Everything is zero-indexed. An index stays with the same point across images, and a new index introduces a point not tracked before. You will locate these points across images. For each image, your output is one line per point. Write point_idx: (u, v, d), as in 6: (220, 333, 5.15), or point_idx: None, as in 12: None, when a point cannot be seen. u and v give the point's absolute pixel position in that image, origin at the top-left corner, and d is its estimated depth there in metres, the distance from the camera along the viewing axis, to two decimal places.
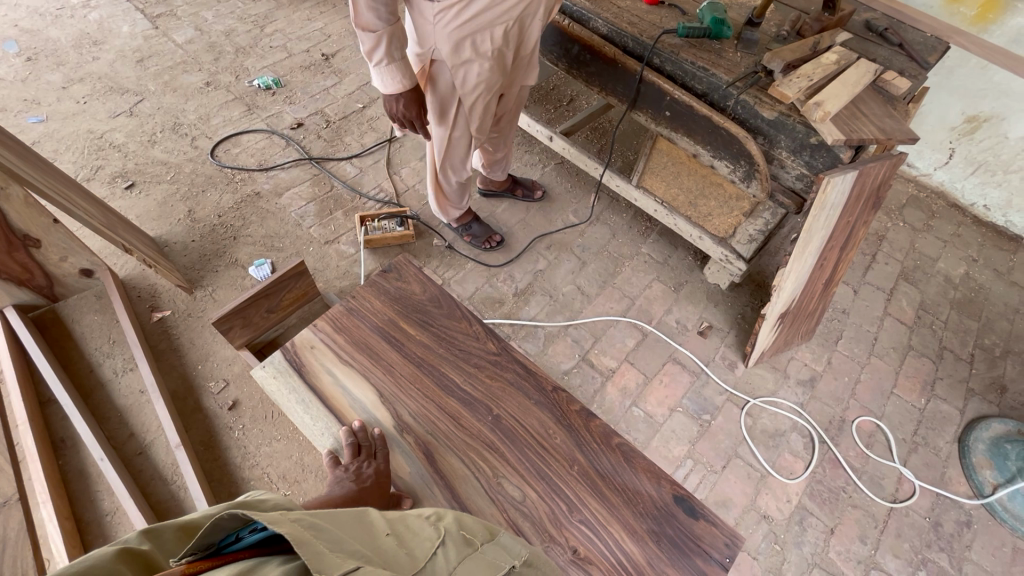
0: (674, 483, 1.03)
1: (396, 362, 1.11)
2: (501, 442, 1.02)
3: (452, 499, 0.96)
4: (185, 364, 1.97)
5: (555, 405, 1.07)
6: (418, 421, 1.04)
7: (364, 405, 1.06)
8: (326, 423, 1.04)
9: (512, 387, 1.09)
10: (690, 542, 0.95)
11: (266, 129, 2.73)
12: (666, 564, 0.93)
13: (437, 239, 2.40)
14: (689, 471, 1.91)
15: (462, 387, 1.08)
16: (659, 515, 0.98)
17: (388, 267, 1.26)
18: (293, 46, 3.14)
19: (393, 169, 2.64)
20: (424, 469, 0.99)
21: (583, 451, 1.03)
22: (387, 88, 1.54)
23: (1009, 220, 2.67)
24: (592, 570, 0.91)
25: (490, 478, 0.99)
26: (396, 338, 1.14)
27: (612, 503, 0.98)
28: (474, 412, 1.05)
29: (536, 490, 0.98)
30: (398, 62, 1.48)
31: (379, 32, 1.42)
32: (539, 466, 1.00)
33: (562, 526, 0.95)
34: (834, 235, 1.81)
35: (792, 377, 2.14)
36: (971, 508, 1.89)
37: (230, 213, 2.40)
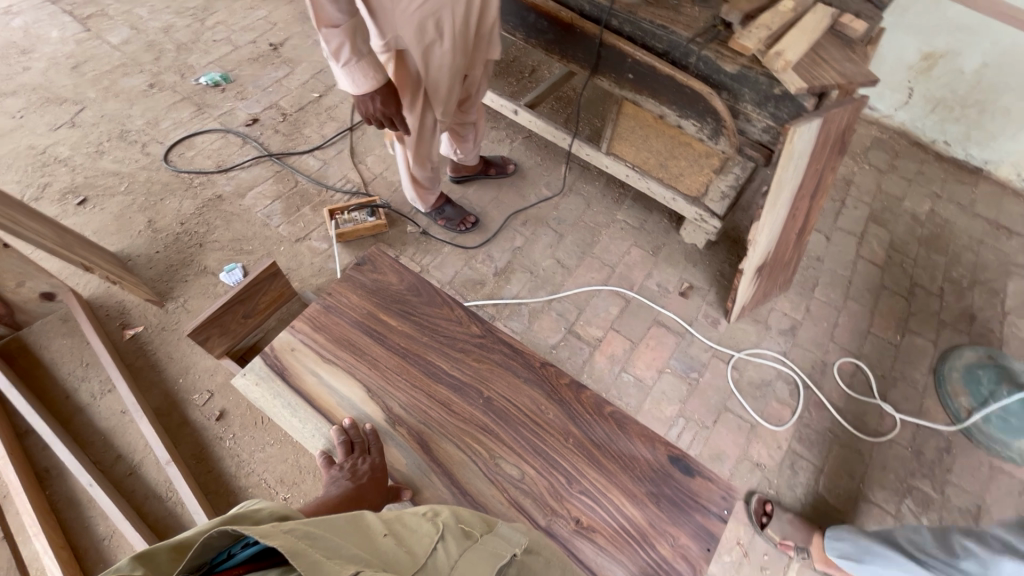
0: (668, 442, 1.01)
1: (380, 356, 1.07)
2: (495, 425, 1.00)
3: (453, 484, 0.95)
4: (165, 379, 1.92)
5: (546, 382, 1.05)
6: (405, 412, 1.02)
7: (351, 402, 1.03)
8: (313, 424, 1.01)
9: (500, 366, 1.06)
10: (686, 498, 0.95)
11: (220, 128, 2.62)
12: (669, 523, 0.93)
13: (410, 226, 2.35)
14: (682, 430, 1.95)
15: (448, 373, 1.06)
16: (657, 476, 0.98)
17: (361, 260, 1.20)
18: (237, 37, 3.00)
19: (357, 157, 2.57)
20: (420, 457, 0.98)
21: (580, 422, 1.02)
22: (359, 88, 1.48)
23: (969, 153, 2.73)
24: (595, 538, 0.91)
25: (486, 460, 0.97)
26: (378, 331, 1.10)
27: (610, 470, 0.97)
28: (465, 397, 1.03)
29: (533, 466, 0.97)
30: (366, 57, 1.42)
31: (342, 28, 1.35)
32: (535, 441, 0.99)
33: (562, 499, 0.94)
34: (802, 186, 1.82)
35: (773, 328, 2.19)
36: (948, 434, 1.98)
37: (192, 220, 2.31)
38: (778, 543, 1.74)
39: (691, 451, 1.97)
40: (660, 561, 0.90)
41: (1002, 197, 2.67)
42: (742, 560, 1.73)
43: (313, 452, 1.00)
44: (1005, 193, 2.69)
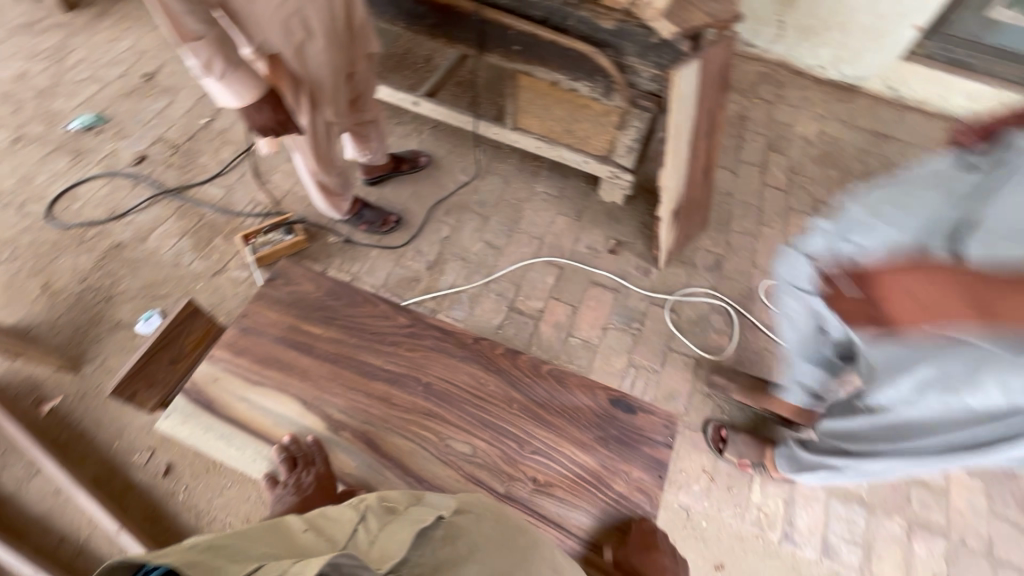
0: (607, 387, 1.05)
1: (310, 366, 1.05)
2: (439, 408, 1.01)
3: (408, 474, 0.95)
4: (99, 447, 1.79)
5: (482, 355, 1.06)
6: (347, 416, 1.00)
7: (290, 419, 1.00)
8: (254, 450, 0.99)
9: (434, 351, 1.06)
10: (630, 435, 1.00)
11: (105, 172, 2.43)
12: (620, 461, 0.98)
13: (332, 236, 2.29)
14: (634, 378, 2.02)
15: (383, 369, 1.04)
16: (602, 421, 1.01)
17: (272, 274, 1.15)
18: (105, 73, 2.78)
19: (262, 178, 2.46)
20: (370, 456, 0.97)
21: (522, 388, 1.03)
22: (241, 99, 1.40)
23: (842, 73, 2.95)
24: (554, 491, 0.94)
25: (436, 443, 0.98)
26: (303, 343, 1.07)
27: (557, 425, 1.00)
28: (404, 388, 1.02)
29: (483, 439, 0.98)
30: (241, 66, 1.34)
31: (208, 39, 1.26)
32: (481, 415, 1.00)
33: (516, 463, 0.97)
34: (697, 126, 1.90)
35: (700, 266, 2.30)
36: None
37: (94, 275, 2.15)
38: (738, 464, 1.83)
39: (646, 396, 2.05)
40: (616, 498, 0.95)
41: (877, 108, 2.91)
42: (710, 486, 1.83)
43: (257, 477, 0.97)
44: (878, 103, 2.93)
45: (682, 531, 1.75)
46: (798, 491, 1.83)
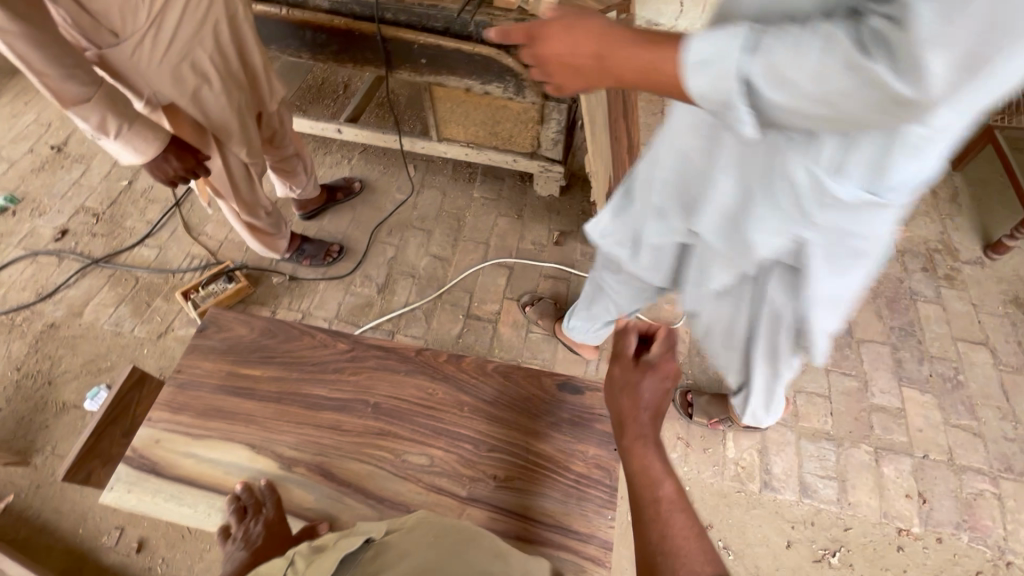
0: (554, 372, 1.06)
1: (253, 407, 1.01)
2: (391, 425, 0.99)
3: (368, 497, 0.93)
4: (63, 537, 1.70)
5: (427, 364, 1.05)
6: (297, 451, 0.97)
7: (239, 466, 0.96)
8: (211, 505, 0.93)
9: (378, 370, 1.04)
10: (583, 414, 1.01)
11: (26, 252, 2.32)
12: (578, 442, 0.98)
13: (277, 276, 2.25)
14: (599, 361, 2.05)
15: (329, 397, 1.02)
16: (555, 407, 1.02)
17: (202, 323, 1.10)
18: (10, 151, 2.66)
19: (195, 230, 2.40)
20: (327, 487, 0.94)
21: (472, 389, 1.03)
22: (141, 154, 1.39)
23: None
24: (518, 484, 0.94)
25: (392, 460, 0.96)
26: (242, 386, 1.03)
27: (511, 419, 1.00)
28: (353, 412, 1.00)
29: (439, 447, 0.96)
30: (137, 120, 1.34)
31: (95, 100, 1.25)
32: (434, 424, 0.99)
33: (477, 464, 0.96)
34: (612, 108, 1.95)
35: None
36: None
37: (30, 360, 2.05)
38: (707, 424, 1.87)
39: None
40: (579, 479, 0.94)
41: None
42: (687, 451, 1.87)
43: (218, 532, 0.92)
44: None
45: None
46: (770, 438, 1.89)
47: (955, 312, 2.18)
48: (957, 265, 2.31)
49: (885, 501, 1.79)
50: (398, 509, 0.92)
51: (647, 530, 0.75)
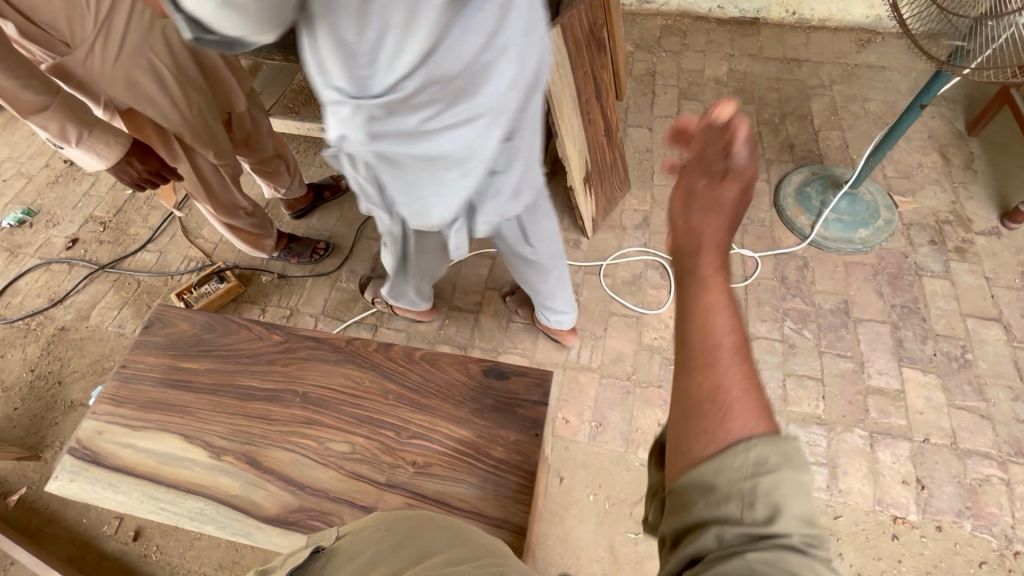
0: (481, 359, 1.07)
1: (190, 399, 1.09)
2: (315, 413, 1.04)
3: (288, 482, 0.98)
4: (69, 526, 1.81)
5: (354, 353, 1.09)
6: (227, 440, 1.03)
7: (173, 454, 1.04)
8: (147, 495, 1.01)
9: (308, 360, 1.10)
10: (505, 400, 1.01)
11: (41, 262, 2.46)
12: (498, 429, 0.98)
13: (267, 275, 2.32)
14: (579, 348, 2.02)
15: (260, 387, 1.08)
16: (477, 394, 1.02)
17: (150, 322, 1.20)
18: (29, 167, 2.83)
19: (192, 234, 2.50)
20: (252, 475, 1.00)
21: (395, 377, 1.06)
22: (105, 159, 1.57)
23: (742, 9, 2.97)
24: (433, 471, 0.96)
25: (314, 447, 1.01)
26: (181, 380, 1.11)
27: (433, 406, 1.02)
28: (280, 402, 1.06)
29: (360, 435, 1.01)
30: (95, 127, 1.50)
31: (52, 110, 1.44)
32: (358, 412, 1.03)
33: (396, 450, 0.99)
34: (580, 90, 1.91)
35: (629, 226, 2.31)
36: (801, 252, 2.17)
37: (43, 362, 2.18)
38: None
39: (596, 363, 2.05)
40: (496, 465, 0.95)
41: (783, 35, 2.93)
42: None
43: (153, 516, 1.00)
44: (783, 31, 2.94)
45: (648, 487, 1.74)
46: None
47: (966, 286, 2.04)
48: (970, 236, 2.15)
49: (879, 488, 1.69)
50: (317, 495, 0.97)
51: (690, 376, 0.61)
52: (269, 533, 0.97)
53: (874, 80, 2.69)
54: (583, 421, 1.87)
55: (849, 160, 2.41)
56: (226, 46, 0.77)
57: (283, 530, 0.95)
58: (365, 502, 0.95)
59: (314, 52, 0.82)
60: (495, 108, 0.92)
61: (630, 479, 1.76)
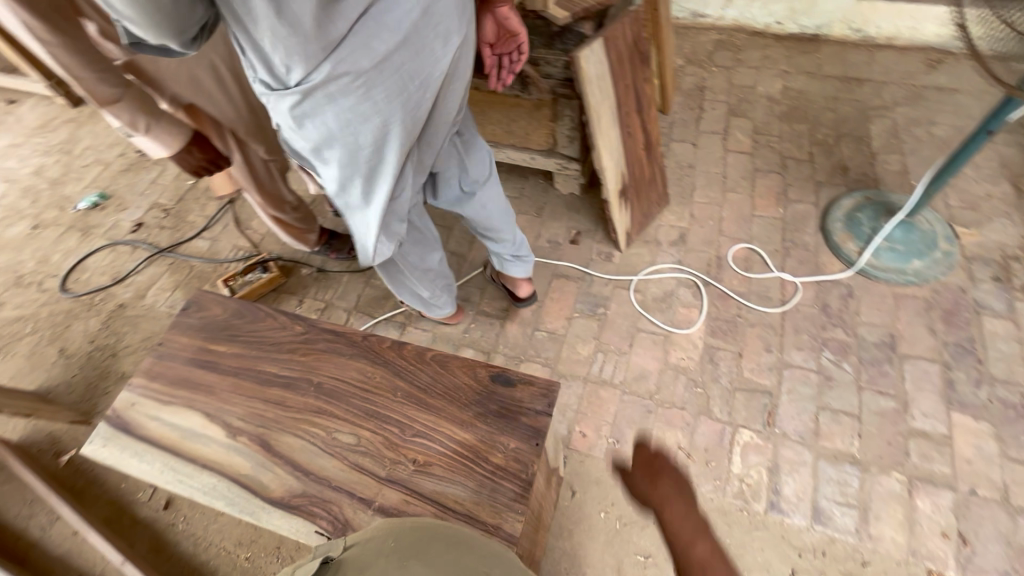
0: (489, 365, 1.13)
1: (215, 381, 1.20)
2: (327, 404, 1.13)
3: (297, 468, 1.07)
4: (109, 490, 1.94)
5: (367, 350, 1.18)
6: (245, 422, 1.13)
7: (194, 431, 1.14)
8: (168, 467, 1.11)
9: (325, 352, 1.19)
10: (509, 406, 1.07)
11: (108, 242, 2.67)
12: (498, 435, 1.03)
13: (306, 269, 2.42)
14: (602, 363, 1.99)
15: (280, 374, 1.18)
16: (479, 399, 1.08)
17: (187, 305, 1.33)
18: (107, 155, 3.07)
19: (243, 225, 2.64)
20: (265, 458, 1.09)
21: (404, 375, 1.14)
22: (169, 148, 1.64)
23: (801, 25, 2.87)
24: (432, 471, 1.02)
25: (323, 436, 1.10)
26: (209, 361, 1.23)
27: (438, 407, 1.09)
28: (296, 390, 1.16)
29: (366, 428, 1.09)
30: (161, 118, 1.57)
31: (123, 101, 1.50)
32: (367, 406, 1.11)
33: (399, 447, 1.06)
34: (620, 102, 1.91)
35: (664, 242, 2.26)
36: (847, 280, 2.06)
37: (101, 335, 2.36)
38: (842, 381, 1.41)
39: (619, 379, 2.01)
40: (495, 471, 1.00)
41: (844, 53, 2.80)
42: (687, 463, 1.76)
43: (170, 486, 1.10)
44: (845, 48, 2.82)
45: None
46: (782, 456, 1.74)
47: None
48: None
49: (915, 538, 1.58)
50: (320, 482, 1.05)
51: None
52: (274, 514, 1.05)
53: (942, 103, 2.53)
54: (601, 437, 1.84)
55: (908, 187, 2.28)
56: (162, 51, 1.05)
57: (287, 513, 1.03)
58: (366, 494, 1.02)
59: (245, 59, 1.05)
60: (400, 92, 1.13)
61: None
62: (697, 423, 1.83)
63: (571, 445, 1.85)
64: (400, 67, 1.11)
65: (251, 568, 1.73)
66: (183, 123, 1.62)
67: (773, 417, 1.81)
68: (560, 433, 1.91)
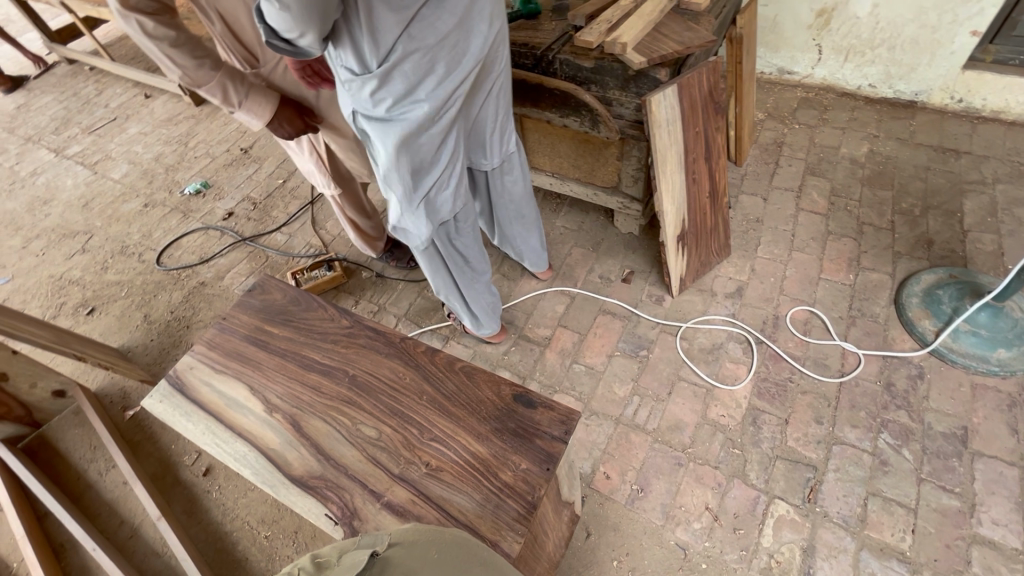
0: (514, 385, 1.19)
1: (264, 358, 1.32)
2: (358, 395, 1.21)
3: (320, 452, 1.15)
4: (160, 449, 2.10)
5: (403, 351, 1.27)
6: (283, 401, 1.23)
7: (237, 401, 1.25)
8: (207, 429, 1.22)
9: (364, 347, 1.29)
10: (526, 427, 1.11)
11: (202, 226, 2.96)
12: (511, 454, 1.07)
13: (367, 272, 2.56)
14: (637, 407, 1.94)
15: (321, 362, 1.29)
16: (499, 416, 1.13)
17: (252, 287, 1.48)
18: (215, 150, 3.44)
19: (318, 225, 2.85)
20: (292, 437, 1.18)
21: (432, 380, 1.21)
22: (263, 120, 1.74)
23: (897, 90, 2.76)
24: (443, 476, 1.07)
25: (348, 426, 1.17)
26: (262, 340, 1.35)
27: (459, 415, 1.14)
28: (333, 378, 1.25)
29: (389, 425, 1.15)
30: (245, 99, 1.66)
31: (215, 84, 1.60)
32: (392, 404, 1.19)
33: (415, 448, 1.12)
34: (688, 147, 1.91)
35: (719, 293, 2.20)
36: (918, 360, 1.90)
37: (180, 307, 2.60)
38: None
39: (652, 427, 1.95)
40: (502, 487, 1.03)
41: (943, 123, 2.65)
42: (713, 525, 1.67)
43: (206, 448, 1.21)
44: (944, 118, 2.67)
45: (678, 572, 1.60)
46: (821, 539, 1.60)
47: None
48: None
49: None
50: (338, 468, 1.12)
51: None
52: (291, 489, 1.12)
53: None
54: (625, 482, 1.79)
55: (1001, 270, 2.09)
56: (292, 52, 1.18)
57: (302, 492, 1.10)
58: (376, 487, 1.08)
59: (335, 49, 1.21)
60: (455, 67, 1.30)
61: (661, 557, 1.63)
62: (730, 486, 1.73)
63: (593, 485, 1.81)
64: (455, 44, 1.28)
65: (268, 547, 1.81)
66: (273, 92, 1.72)
67: (815, 494, 1.68)
68: (583, 471, 1.87)
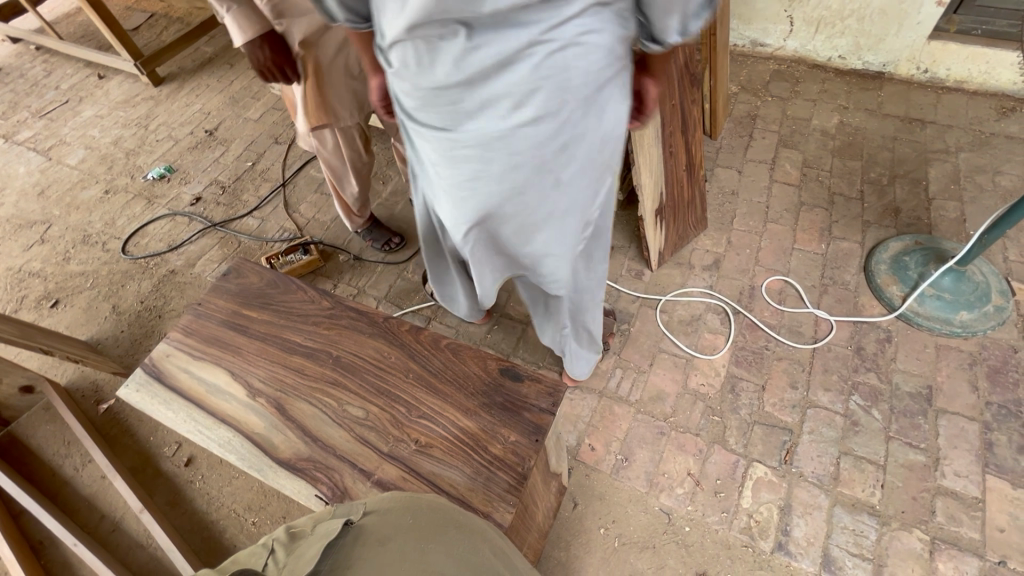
0: (500, 358, 1.19)
1: (243, 343, 1.29)
2: (343, 376, 1.20)
3: (306, 433, 1.14)
4: (139, 441, 2.05)
5: (386, 331, 1.26)
6: (267, 385, 1.21)
7: (218, 387, 1.23)
8: (188, 417, 1.20)
9: (347, 328, 1.27)
10: (514, 399, 1.12)
11: (168, 212, 2.85)
12: (499, 426, 1.09)
13: (344, 255, 2.52)
14: (620, 379, 1.98)
15: (302, 345, 1.26)
16: (486, 390, 1.14)
17: (228, 271, 1.44)
18: (178, 132, 3.30)
19: (291, 208, 2.78)
20: (277, 420, 1.16)
21: (418, 358, 1.20)
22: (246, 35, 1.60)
23: (866, 61, 2.80)
24: (432, 453, 1.07)
25: (334, 407, 1.16)
26: (240, 324, 1.32)
27: (446, 392, 1.14)
28: (316, 361, 1.24)
29: (376, 404, 1.15)
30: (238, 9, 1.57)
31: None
32: (378, 382, 1.18)
33: (404, 426, 1.12)
34: (666, 121, 1.90)
35: (697, 266, 2.23)
36: (886, 325, 1.98)
37: (150, 297, 2.52)
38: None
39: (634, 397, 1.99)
40: (493, 460, 1.05)
41: (909, 93, 2.71)
42: (695, 490, 1.72)
43: (189, 436, 1.19)
44: (911, 88, 2.72)
45: (662, 536, 1.65)
46: (796, 497, 1.67)
47: None
48: None
49: None
50: (326, 449, 1.11)
51: None
52: (279, 473, 1.11)
53: (1010, 152, 2.41)
54: (609, 452, 1.83)
55: (963, 235, 2.17)
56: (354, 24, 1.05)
57: (291, 474, 1.10)
58: (367, 465, 1.08)
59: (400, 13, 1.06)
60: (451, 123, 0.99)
61: (646, 523, 1.68)
62: (710, 452, 1.79)
63: (579, 457, 1.84)
64: (456, 101, 0.95)
65: (256, 533, 1.81)
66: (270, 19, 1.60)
67: (791, 455, 1.75)
68: (569, 444, 1.90)
